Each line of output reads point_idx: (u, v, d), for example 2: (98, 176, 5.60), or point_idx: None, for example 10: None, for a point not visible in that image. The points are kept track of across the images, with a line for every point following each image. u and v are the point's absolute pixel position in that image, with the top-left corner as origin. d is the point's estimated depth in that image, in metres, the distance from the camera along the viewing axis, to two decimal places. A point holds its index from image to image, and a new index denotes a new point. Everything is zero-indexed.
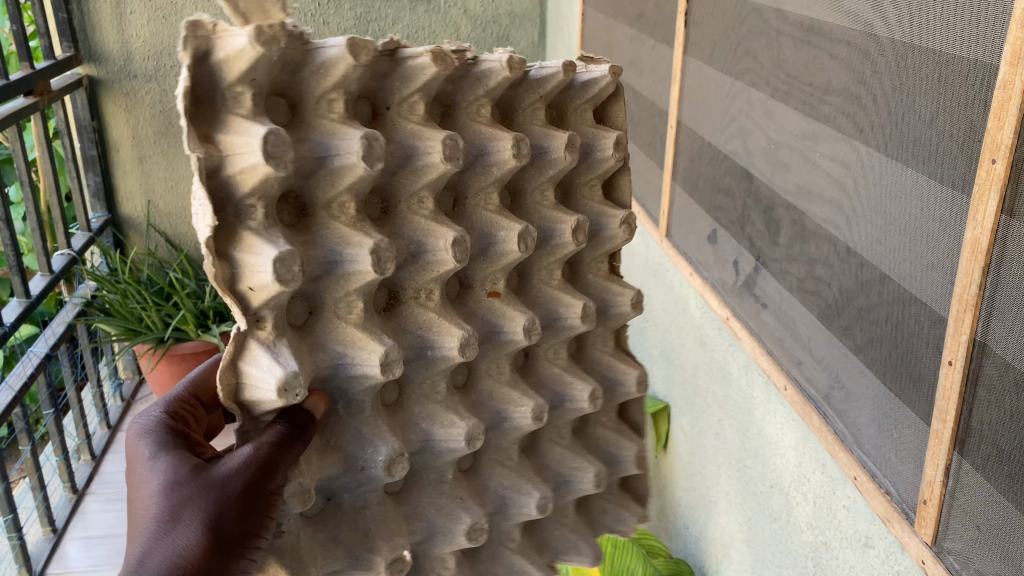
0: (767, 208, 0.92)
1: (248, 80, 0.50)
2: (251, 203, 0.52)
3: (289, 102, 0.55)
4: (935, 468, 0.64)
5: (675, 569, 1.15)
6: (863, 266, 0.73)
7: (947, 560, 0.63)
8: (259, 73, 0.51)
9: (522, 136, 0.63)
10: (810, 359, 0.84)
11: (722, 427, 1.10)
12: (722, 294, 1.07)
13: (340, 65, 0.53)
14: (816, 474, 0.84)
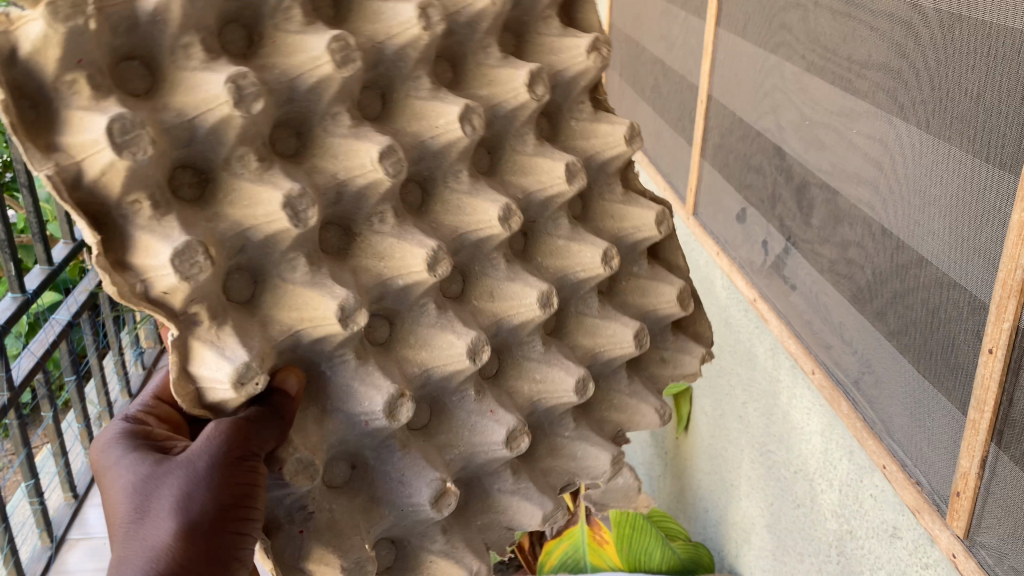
0: (800, 186, 0.89)
1: (72, 60, 0.43)
2: (131, 197, 0.45)
3: (145, 65, 0.48)
4: (970, 460, 0.61)
5: (693, 552, 1.14)
6: (900, 249, 0.70)
7: (980, 555, 0.61)
8: (89, 50, 0.44)
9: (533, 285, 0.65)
10: (840, 345, 0.82)
11: (744, 411, 1.08)
12: (750, 275, 1.05)
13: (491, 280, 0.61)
14: (843, 461, 0.82)
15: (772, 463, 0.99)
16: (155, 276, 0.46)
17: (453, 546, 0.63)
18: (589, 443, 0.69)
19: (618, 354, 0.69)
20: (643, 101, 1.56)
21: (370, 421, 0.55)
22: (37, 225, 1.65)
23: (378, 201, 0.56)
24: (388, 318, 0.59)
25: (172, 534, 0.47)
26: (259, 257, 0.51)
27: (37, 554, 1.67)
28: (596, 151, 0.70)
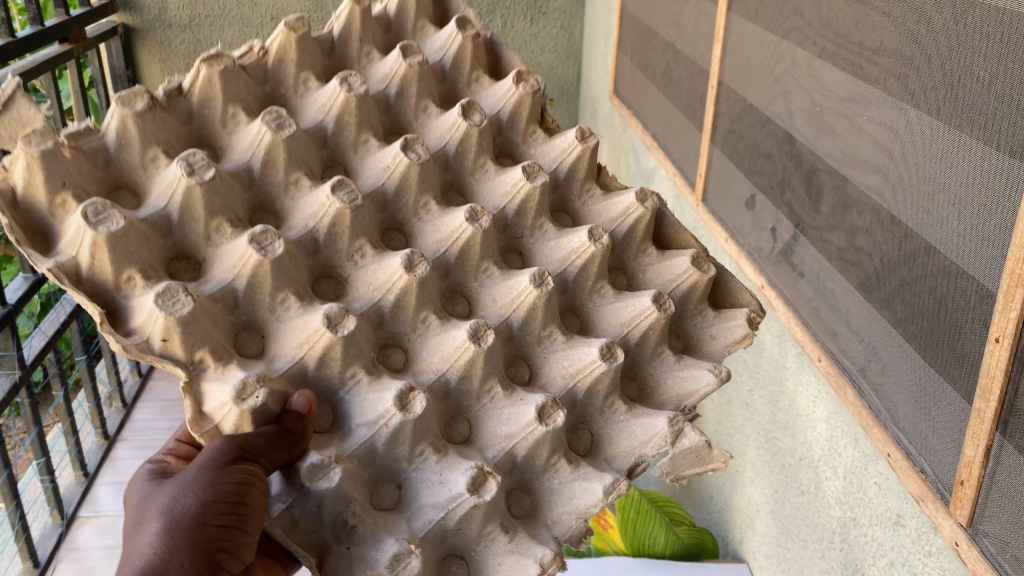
0: (809, 172, 0.89)
1: (57, 183, 0.54)
2: (125, 276, 0.54)
3: (132, 192, 0.60)
4: (974, 448, 0.61)
5: (697, 539, 1.16)
6: (908, 237, 0.70)
7: (982, 543, 0.61)
8: (69, 173, 0.55)
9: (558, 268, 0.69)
10: (847, 332, 0.82)
11: (750, 397, 1.08)
12: (758, 262, 1.04)
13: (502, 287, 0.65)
14: (848, 449, 0.82)
15: (778, 450, 0.99)
16: (153, 331, 0.52)
17: (519, 542, 0.57)
18: (637, 420, 0.64)
19: (645, 324, 0.67)
20: (653, 86, 1.56)
21: (386, 422, 0.56)
22: None
23: (352, 235, 0.62)
24: (398, 345, 0.62)
25: (159, 522, 0.50)
26: (253, 310, 0.58)
27: (48, 531, 1.69)
28: (558, 165, 0.75)
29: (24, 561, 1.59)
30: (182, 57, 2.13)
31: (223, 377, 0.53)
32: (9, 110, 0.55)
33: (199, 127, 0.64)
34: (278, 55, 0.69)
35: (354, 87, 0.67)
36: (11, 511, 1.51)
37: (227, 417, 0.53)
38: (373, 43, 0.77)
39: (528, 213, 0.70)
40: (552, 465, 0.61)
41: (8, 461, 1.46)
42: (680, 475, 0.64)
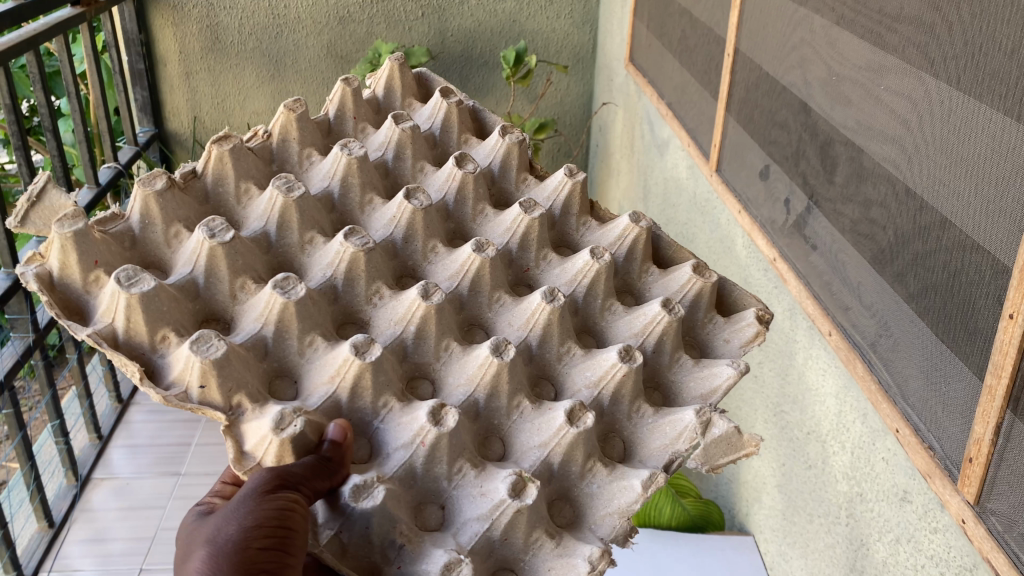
0: (824, 144, 0.87)
1: (90, 261, 0.62)
2: (159, 336, 0.60)
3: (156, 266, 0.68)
4: (984, 426, 0.60)
5: (703, 510, 1.17)
6: (923, 210, 0.68)
7: (989, 521, 0.61)
8: (100, 253, 0.63)
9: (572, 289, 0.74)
10: (859, 307, 0.80)
11: (759, 370, 1.07)
12: (771, 234, 1.03)
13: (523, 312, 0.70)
14: (856, 424, 0.81)
15: (786, 424, 0.98)
16: (191, 379, 0.57)
17: (566, 545, 0.58)
18: (665, 420, 0.66)
19: (660, 330, 0.70)
20: (669, 54, 1.53)
21: (421, 438, 0.59)
22: (61, 168, 1.66)
23: (369, 278, 0.69)
24: (427, 376, 0.67)
25: (205, 551, 0.51)
26: (286, 354, 0.64)
27: (63, 492, 1.73)
28: (553, 202, 0.83)
29: (39, 521, 1.63)
30: (194, 21, 2.11)
31: (261, 416, 0.57)
32: (43, 202, 0.65)
33: (216, 205, 0.74)
34: (281, 133, 0.82)
35: (354, 151, 0.77)
36: (25, 473, 1.53)
37: (267, 451, 0.55)
38: (366, 120, 0.90)
39: (530, 246, 0.77)
40: (588, 469, 0.62)
41: (23, 424, 1.48)
42: (716, 465, 0.63)
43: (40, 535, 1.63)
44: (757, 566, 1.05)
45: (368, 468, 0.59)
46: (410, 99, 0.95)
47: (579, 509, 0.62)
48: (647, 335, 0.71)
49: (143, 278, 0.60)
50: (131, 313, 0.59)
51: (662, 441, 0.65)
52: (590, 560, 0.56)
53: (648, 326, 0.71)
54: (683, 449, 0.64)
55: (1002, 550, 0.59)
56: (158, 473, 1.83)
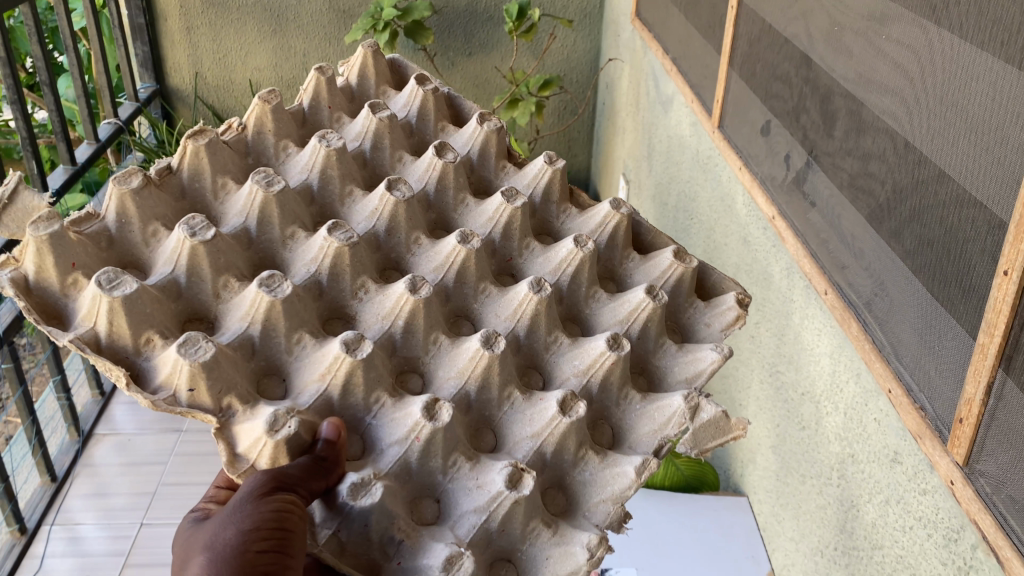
0: (825, 97, 0.84)
1: (68, 264, 0.61)
2: (144, 339, 0.60)
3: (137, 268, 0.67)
4: (975, 385, 0.58)
5: (697, 470, 1.16)
6: (921, 164, 0.66)
7: (977, 483, 0.59)
8: (78, 254, 0.62)
9: (559, 274, 0.76)
10: (855, 265, 0.79)
11: (756, 331, 1.06)
12: (771, 192, 1.01)
13: (511, 302, 0.72)
14: (850, 385, 0.79)
15: (781, 384, 0.97)
16: (179, 382, 0.57)
17: (563, 534, 0.61)
18: (653, 406, 0.69)
19: (646, 316, 0.74)
20: (674, 8, 1.49)
21: (417, 434, 0.60)
22: (59, 124, 1.65)
23: (353, 273, 0.69)
24: (416, 369, 0.68)
25: (205, 557, 0.52)
26: (271, 352, 0.64)
27: (66, 447, 1.75)
28: (532, 189, 0.85)
29: (41, 475, 1.64)
30: None
31: (253, 417, 0.58)
32: (15, 203, 0.65)
33: (193, 200, 0.73)
34: (256, 127, 0.80)
35: (332, 142, 0.77)
36: (27, 428, 1.54)
37: (261, 453, 0.56)
38: (341, 109, 0.88)
39: (514, 236, 0.79)
40: (581, 456, 0.65)
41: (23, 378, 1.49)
42: (704, 447, 0.67)
43: (42, 489, 1.65)
44: (750, 527, 1.04)
45: (363, 465, 0.60)
46: (384, 86, 0.93)
47: (571, 496, 0.65)
48: (632, 321, 0.74)
49: (123, 282, 0.59)
50: (111, 318, 0.59)
51: (649, 424, 0.68)
52: (588, 546, 0.59)
53: (633, 313, 0.74)
54: (671, 433, 0.67)
55: (990, 512, 0.58)
56: (160, 430, 1.84)
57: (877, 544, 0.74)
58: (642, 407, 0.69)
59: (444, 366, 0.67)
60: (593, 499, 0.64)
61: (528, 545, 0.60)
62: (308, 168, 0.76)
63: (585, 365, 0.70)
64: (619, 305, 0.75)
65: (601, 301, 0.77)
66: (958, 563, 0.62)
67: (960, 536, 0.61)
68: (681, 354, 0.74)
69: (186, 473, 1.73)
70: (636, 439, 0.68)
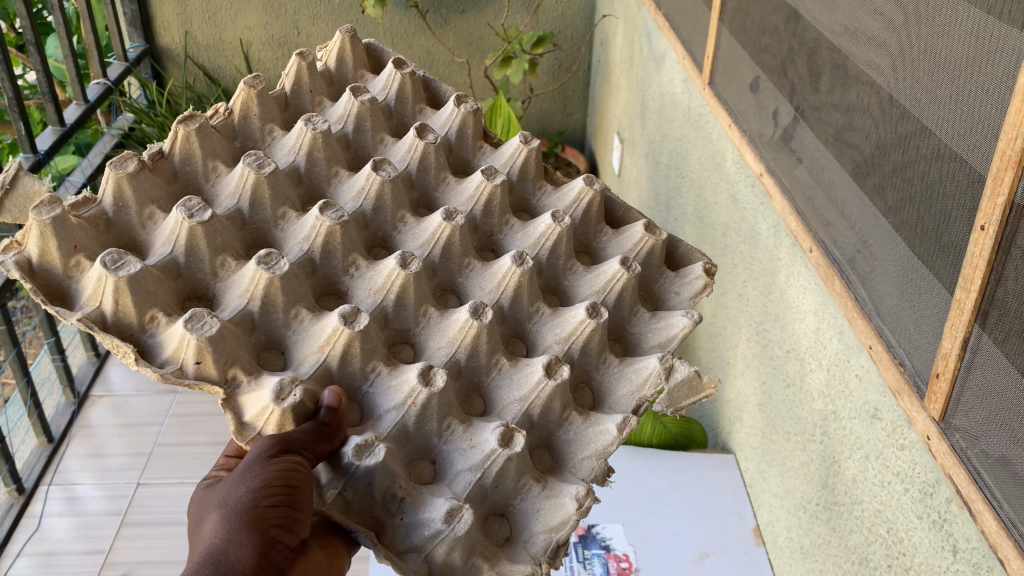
0: (812, 51, 0.83)
1: (70, 246, 0.60)
2: (149, 317, 0.59)
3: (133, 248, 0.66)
4: (952, 340, 0.58)
5: (685, 428, 1.15)
6: (904, 118, 0.65)
7: (953, 438, 0.59)
8: (79, 238, 0.61)
9: (539, 243, 0.76)
10: (840, 221, 0.78)
11: (744, 289, 1.06)
12: (759, 149, 1.00)
13: (495, 274, 0.71)
14: (832, 342, 0.80)
15: (767, 342, 0.97)
16: (186, 357, 0.56)
17: (552, 488, 0.62)
18: (630, 368, 0.70)
19: (620, 286, 0.74)
20: None
21: (414, 399, 0.61)
22: (46, 84, 1.63)
23: (344, 250, 0.69)
24: (407, 342, 0.68)
25: (216, 517, 0.51)
26: (270, 327, 0.64)
27: (62, 409, 1.76)
28: (510, 168, 0.85)
29: (38, 436, 1.66)
30: None
31: (258, 388, 0.58)
32: (16, 188, 0.64)
33: (185, 183, 0.72)
34: (242, 111, 0.80)
35: (318, 125, 0.77)
36: (21, 389, 1.56)
37: (268, 420, 0.56)
38: (323, 94, 0.87)
39: (494, 212, 0.79)
40: (566, 417, 0.66)
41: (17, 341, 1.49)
42: (679, 406, 0.68)
43: (39, 450, 1.66)
44: (737, 483, 1.05)
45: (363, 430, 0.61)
46: (362, 70, 0.92)
47: (556, 455, 0.66)
48: (608, 291, 0.75)
49: (129, 262, 0.59)
50: (117, 295, 0.58)
51: (626, 386, 0.70)
52: (577, 498, 0.60)
53: (610, 281, 0.75)
54: (648, 394, 0.69)
55: (965, 467, 0.58)
56: (155, 391, 1.85)
57: (856, 499, 0.74)
58: (619, 371, 0.71)
59: (434, 337, 0.67)
60: (578, 458, 0.65)
61: (522, 500, 0.62)
62: (296, 150, 0.76)
63: (567, 333, 0.70)
64: (597, 274, 0.76)
65: (580, 271, 0.78)
66: (932, 516, 0.62)
67: (935, 490, 0.62)
68: (654, 321, 0.75)
69: (181, 434, 1.74)
70: (614, 401, 0.70)
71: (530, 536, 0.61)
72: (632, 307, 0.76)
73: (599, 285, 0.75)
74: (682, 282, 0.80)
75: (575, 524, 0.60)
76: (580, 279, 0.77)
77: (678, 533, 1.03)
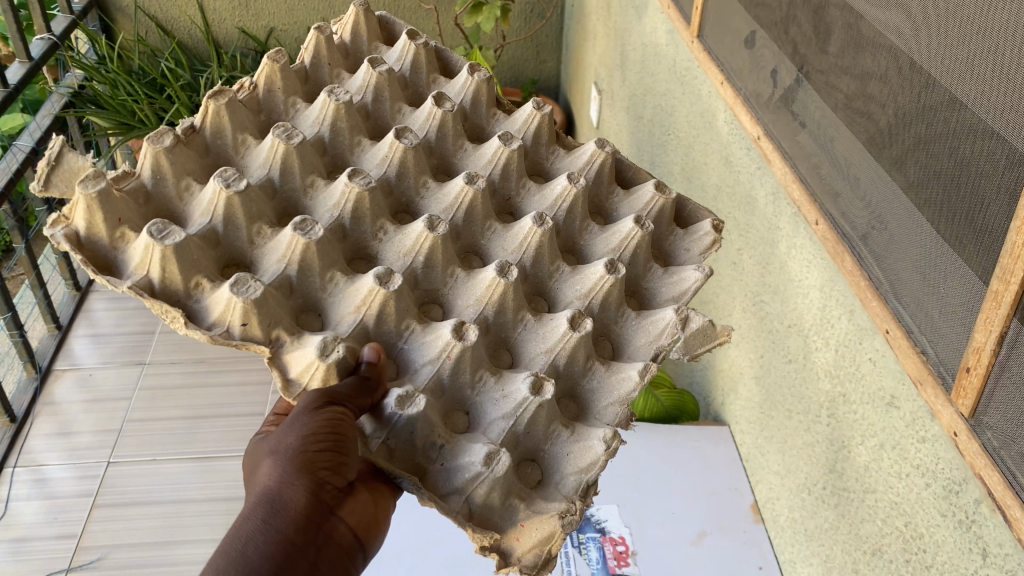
0: (819, 8, 0.77)
1: (115, 218, 0.57)
2: (194, 283, 0.57)
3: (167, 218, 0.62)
4: (986, 334, 0.54)
5: (676, 401, 1.13)
6: (929, 87, 0.60)
7: (984, 437, 0.55)
8: (123, 210, 0.58)
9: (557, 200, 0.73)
10: (850, 193, 0.73)
11: (739, 257, 1.01)
12: (756, 110, 0.94)
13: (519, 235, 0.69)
14: (841, 321, 0.75)
15: (765, 315, 0.93)
16: (233, 318, 0.54)
17: (580, 432, 0.61)
18: (646, 319, 0.68)
19: (634, 244, 0.71)
20: None
21: (449, 353, 0.59)
22: None
23: (372, 215, 0.66)
24: (436, 302, 0.66)
25: (270, 462, 0.51)
26: (308, 291, 0.61)
27: (24, 385, 1.69)
28: (524, 134, 0.80)
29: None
30: None
31: (302, 345, 0.56)
32: (62, 164, 0.60)
33: (218, 157, 0.68)
34: (266, 85, 0.74)
35: (340, 96, 0.72)
36: None
37: (315, 376, 0.55)
38: (341, 67, 0.81)
39: (512, 176, 0.75)
40: (590, 367, 0.64)
41: None
42: (697, 354, 0.66)
43: (2, 430, 1.60)
44: (733, 457, 1.03)
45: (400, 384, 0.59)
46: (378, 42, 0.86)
47: (583, 405, 0.65)
48: (624, 248, 0.71)
49: (175, 229, 0.56)
50: (163, 263, 0.55)
51: (643, 335, 0.68)
52: (604, 441, 0.59)
53: (625, 239, 0.72)
54: (666, 343, 0.67)
55: (998, 469, 0.54)
56: (122, 363, 1.79)
57: (868, 488, 0.71)
58: (636, 323, 0.69)
59: (462, 298, 0.65)
60: (602, 406, 0.64)
61: (550, 446, 0.60)
62: (322, 121, 0.71)
63: (587, 290, 0.68)
64: (610, 231, 0.73)
65: (595, 230, 0.75)
66: (958, 516, 0.59)
67: (961, 489, 0.58)
68: (665, 275, 0.73)
69: (152, 408, 1.68)
70: (632, 349, 0.68)
71: (559, 477, 0.60)
72: (646, 263, 0.73)
73: (613, 240, 0.72)
74: (693, 235, 0.77)
75: (604, 465, 0.58)
76: (596, 236, 0.74)
77: (677, 513, 0.99)
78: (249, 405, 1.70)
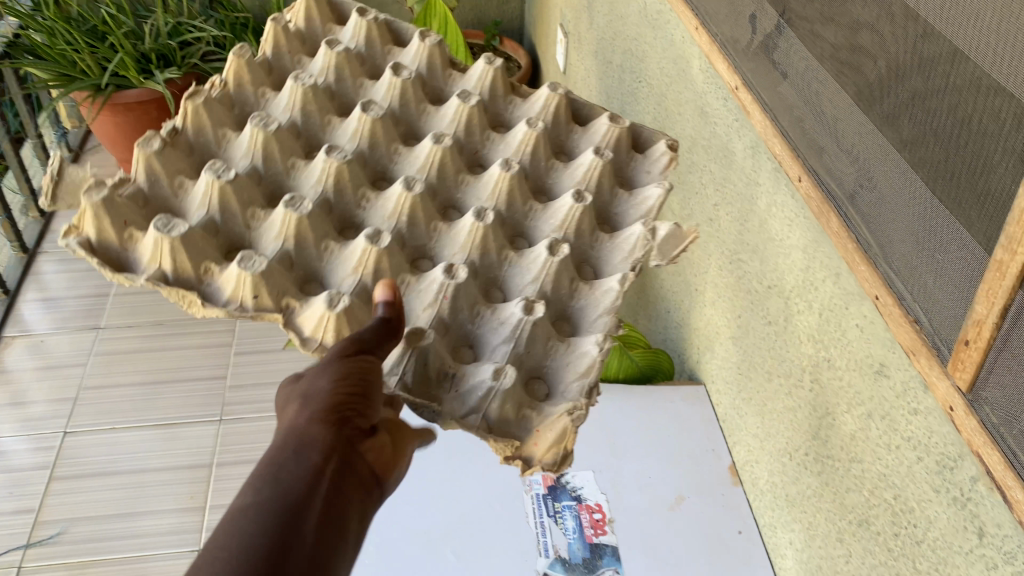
0: None
1: (122, 224, 0.67)
2: (204, 269, 0.66)
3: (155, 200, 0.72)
4: (988, 306, 0.51)
5: (652, 360, 1.10)
6: (927, 38, 0.55)
7: (983, 412, 0.53)
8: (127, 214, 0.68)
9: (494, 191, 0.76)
10: (836, 149, 0.69)
11: (714, 213, 0.97)
12: (733, 57, 0.89)
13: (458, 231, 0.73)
14: (826, 284, 0.72)
15: (743, 274, 0.89)
16: (244, 293, 0.64)
17: (543, 410, 0.62)
18: (594, 294, 0.71)
19: (597, 175, 0.79)
20: None
21: (443, 292, 0.67)
22: None
23: (316, 238, 0.71)
24: (425, 257, 0.75)
25: (296, 408, 0.48)
26: (307, 259, 0.71)
27: None
28: (452, 129, 0.83)
29: None
30: None
31: (309, 307, 0.65)
32: None
33: (201, 153, 0.79)
34: (235, 82, 0.85)
35: (268, 122, 0.77)
36: None
37: (327, 329, 0.63)
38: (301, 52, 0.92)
39: (447, 174, 0.79)
40: (551, 344, 0.67)
41: None
42: None
43: None
44: (709, 418, 1.01)
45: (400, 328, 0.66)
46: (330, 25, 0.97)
47: (549, 381, 0.67)
48: (568, 223, 0.75)
49: (179, 223, 0.66)
50: (174, 253, 0.65)
51: (596, 304, 0.70)
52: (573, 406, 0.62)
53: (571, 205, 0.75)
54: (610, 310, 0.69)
55: (997, 446, 0.51)
56: (76, 327, 1.72)
57: (854, 457, 0.69)
58: (588, 303, 0.71)
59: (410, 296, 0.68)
60: (564, 382, 0.65)
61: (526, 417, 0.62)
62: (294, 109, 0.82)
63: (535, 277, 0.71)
64: (551, 212, 0.77)
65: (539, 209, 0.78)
66: (953, 493, 0.56)
67: (957, 466, 0.56)
68: (615, 237, 0.76)
69: (109, 374, 1.63)
70: (592, 320, 0.70)
71: (546, 416, 0.62)
72: (591, 232, 0.76)
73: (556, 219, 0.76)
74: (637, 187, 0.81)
75: (600, 365, 0.64)
76: (540, 224, 0.77)
77: (650, 476, 0.95)
78: (210, 368, 1.65)
